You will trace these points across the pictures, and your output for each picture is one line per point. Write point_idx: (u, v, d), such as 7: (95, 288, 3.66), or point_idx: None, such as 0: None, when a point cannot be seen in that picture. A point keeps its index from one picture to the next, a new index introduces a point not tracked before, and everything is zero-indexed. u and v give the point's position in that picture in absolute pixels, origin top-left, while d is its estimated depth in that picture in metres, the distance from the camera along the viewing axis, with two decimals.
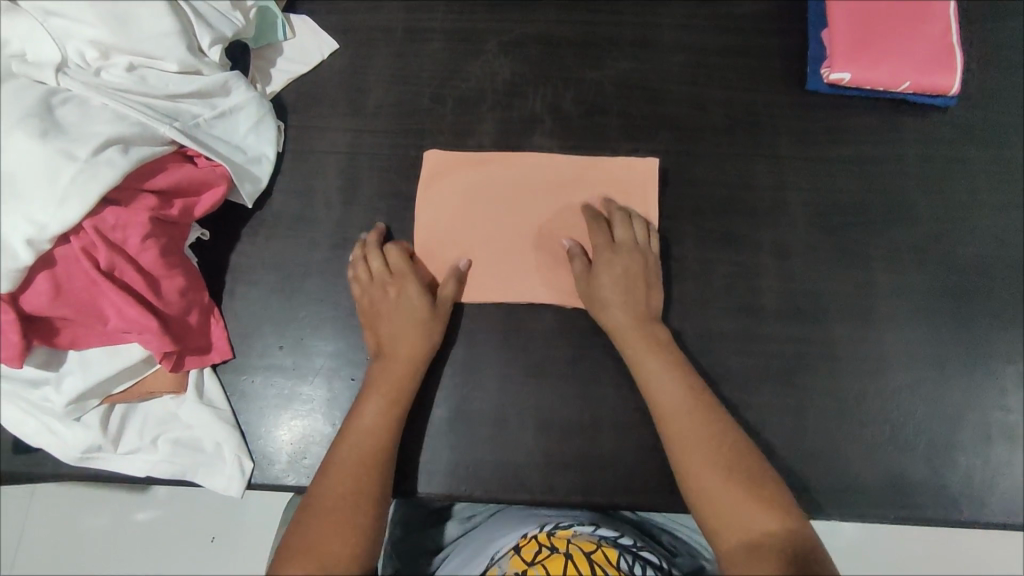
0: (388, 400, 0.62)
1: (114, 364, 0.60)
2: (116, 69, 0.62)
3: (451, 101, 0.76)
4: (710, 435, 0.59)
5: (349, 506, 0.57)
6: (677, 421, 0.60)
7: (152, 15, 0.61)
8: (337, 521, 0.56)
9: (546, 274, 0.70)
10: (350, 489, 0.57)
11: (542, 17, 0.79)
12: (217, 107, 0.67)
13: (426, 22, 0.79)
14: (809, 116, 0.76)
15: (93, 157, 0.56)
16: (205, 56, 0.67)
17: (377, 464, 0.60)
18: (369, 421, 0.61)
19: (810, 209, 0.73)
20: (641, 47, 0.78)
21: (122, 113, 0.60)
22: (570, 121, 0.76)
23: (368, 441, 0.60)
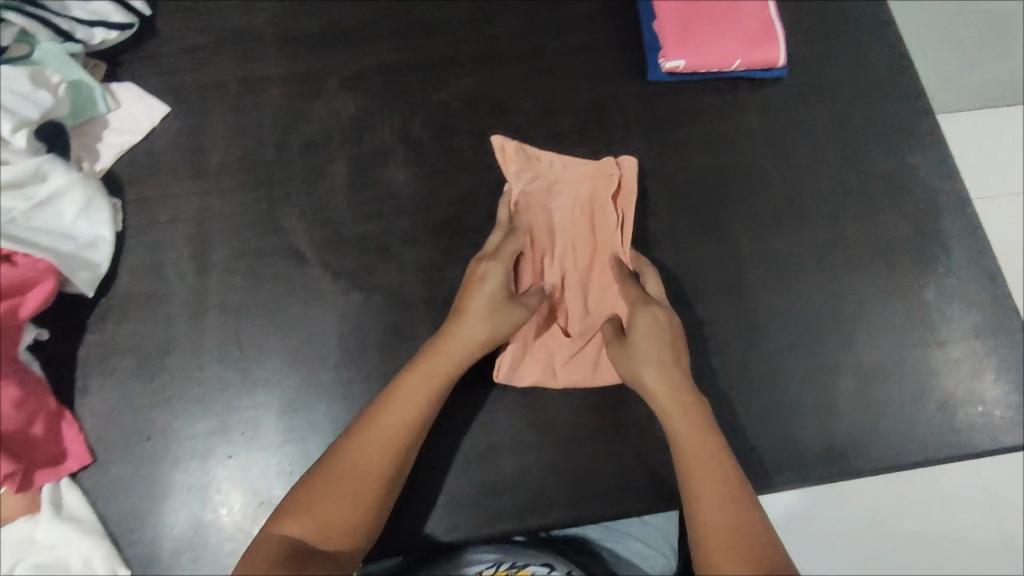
0: (433, 381, 0.61)
1: None
2: None
3: (298, 146, 0.74)
4: (706, 443, 0.59)
5: (355, 481, 0.55)
6: (678, 417, 0.60)
7: None
8: (343, 496, 0.54)
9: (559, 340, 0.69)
10: (366, 474, 0.55)
11: (376, 48, 0.78)
12: (32, 198, 0.62)
13: (260, 72, 0.77)
14: (655, 104, 0.78)
15: None
16: (10, 146, 0.63)
17: (402, 449, 0.58)
18: (414, 396, 0.60)
19: (668, 193, 0.75)
20: (482, 62, 0.78)
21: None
22: (422, 145, 0.74)
23: (402, 428, 0.58)
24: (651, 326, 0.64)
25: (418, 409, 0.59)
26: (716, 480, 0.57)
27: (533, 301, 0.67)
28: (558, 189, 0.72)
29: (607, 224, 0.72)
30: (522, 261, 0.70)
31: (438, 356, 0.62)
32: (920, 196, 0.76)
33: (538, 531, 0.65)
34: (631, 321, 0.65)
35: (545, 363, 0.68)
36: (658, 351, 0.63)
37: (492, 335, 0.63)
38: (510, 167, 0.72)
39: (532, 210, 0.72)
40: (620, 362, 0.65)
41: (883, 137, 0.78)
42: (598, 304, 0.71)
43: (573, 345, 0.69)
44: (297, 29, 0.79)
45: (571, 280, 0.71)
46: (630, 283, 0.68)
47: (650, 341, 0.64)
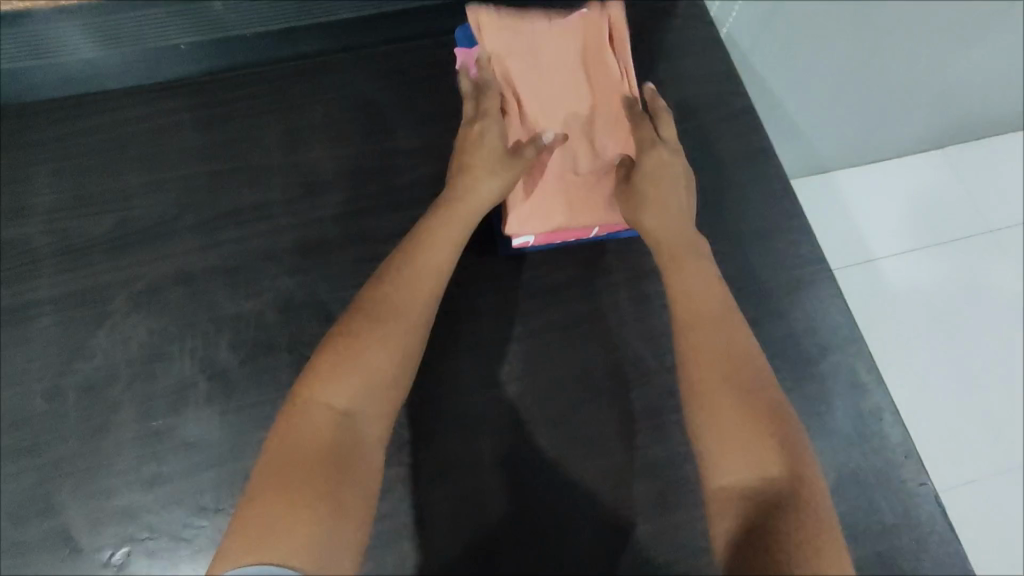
0: (465, 218, 0.57)
1: None
2: None
3: (74, 392, 0.61)
4: (731, 339, 0.49)
5: (381, 330, 0.47)
6: (699, 301, 0.52)
7: None
8: (392, 348, 0.47)
9: (560, 194, 0.61)
10: (409, 316, 0.49)
11: (179, 247, 0.68)
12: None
13: (31, 294, 0.65)
14: (506, 284, 0.67)
15: None
16: None
17: (432, 302, 0.52)
18: (433, 249, 0.54)
19: (526, 398, 0.64)
20: (303, 253, 0.68)
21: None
22: (228, 373, 0.62)
23: (436, 275, 0.53)
24: (657, 159, 0.59)
25: (449, 251, 0.55)
26: (715, 333, 0.49)
27: (531, 155, 0.58)
28: (543, 46, 0.63)
29: (612, 74, 0.64)
30: (508, 107, 0.61)
31: (452, 215, 0.57)
32: (816, 365, 0.66)
33: None
34: (636, 164, 0.59)
35: (555, 201, 0.61)
36: (660, 185, 0.59)
37: (517, 173, 0.58)
38: (484, 27, 0.62)
39: (518, 65, 0.62)
40: (630, 205, 0.59)
41: (770, 297, 0.69)
42: (603, 133, 0.62)
43: (582, 184, 0.62)
44: (83, 235, 0.68)
45: (572, 114, 0.62)
46: (643, 120, 0.61)
47: (655, 176, 0.59)
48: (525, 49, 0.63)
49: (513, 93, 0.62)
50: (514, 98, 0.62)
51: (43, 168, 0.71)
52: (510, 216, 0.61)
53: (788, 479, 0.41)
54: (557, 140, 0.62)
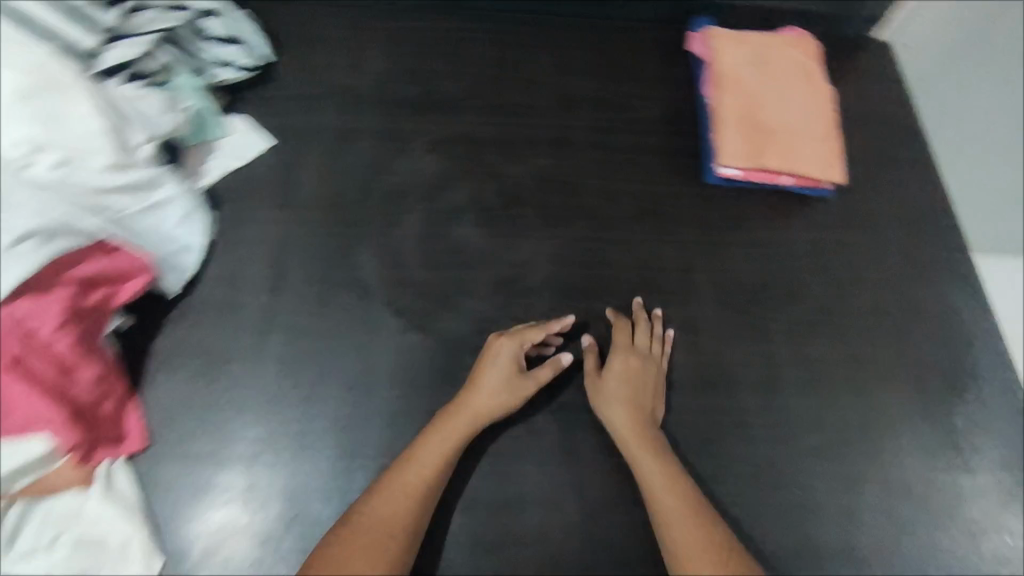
0: (455, 440, 0.64)
1: (10, 463, 0.56)
2: (40, 166, 0.59)
3: (380, 193, 0.81)
4: (704, 535, 0.59)
5: (375, 539, 0.57)
6: (669, 507, 0.62)
7: (81, 111, 0.62)
8: (373, 549, 0.56)
9: (760, 148, 0.84)
10: (387, 533, 0.58)
11: (464, 119, 0.87)
12: (155, 202, 0.69)
13: (356, 124, 0.85)
14: (707, 204, 0.85)
15: (11, 248, 0.56)
16: (136, 152, 0.69)
17: (419, 503, 0.61)
18: (427, 459, 0.63)
19: (712, 289, 0.79)
20: (556, 146, 0.87)
21: (47, 207, 0.59)
22: (492, 210, 0.82)
23: (421, 484, 0.61)
24: (618, 369, 0.71)
25: (438, 469, 0.63)
26: (692, 538, 0.59)
27: (546, 373, 0.69)
28: (759, 58, 0.90)
29: (806, 87, 0.89)
30: (730, 89, 0.88)
31: (452, 420, 0.65)
32: (954, 326, 0.80)
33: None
34: (610, 362, 0.71)
35: (757, 153, 0.84)
36: (630, 391, 0.69)
37: (489, 407, 0.66)
38: (719, 37, 0.91)
39: (740, 65, 0.90)
40: (593, 394, 0.70)
41: (919, 269, 0.83)
42: (798, 120, 0.86)
43: (778, 148, 0.84)
44: (396, 96, 0.88)
45: (775, 104, 0.87)
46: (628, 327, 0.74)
47: (618, 384, 0.70)
48: (747, 58, 0.90)
49: (734, 79, 0.89)
50: (736, 85, 0.88)
51: (374, 45, 0.91)
52: (721, 151, 0.83)
53: None
54: (763, 116, 0.86)
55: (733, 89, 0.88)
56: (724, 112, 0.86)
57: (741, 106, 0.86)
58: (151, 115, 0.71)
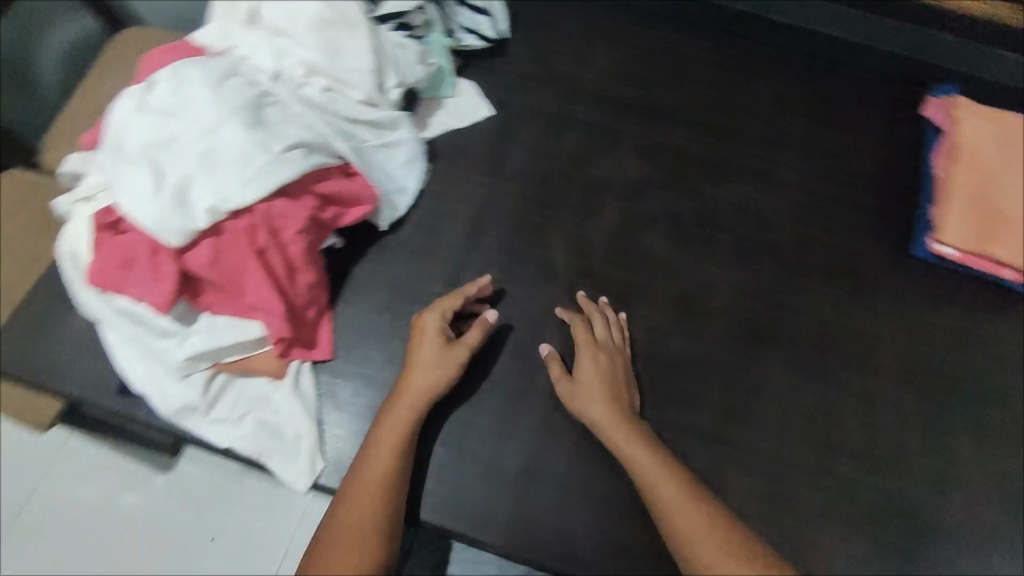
0: (401, 425, 0.63)
1: (233, 336, 0.64)
2: (313, 87, 0.72)
3: (581, 183, 0.83)
4: (706, 520, 0.58)
5: (353, 543, 0.56)
6: (670, 495, 0.59)
7: (358, 50, 0.72)
8: (354, 552, 0.55)
9: (988, 232, 0.78)
10: (356, 539, 0.56)
11: (674, 131, 0.88)
12: (388, 142, 0.76)
13: (571, 112, 0.88)
14: (911, 278, 0.80)
15: (283, 153, 0.63)
16: (386, 93, 0.76)
17: (389, 496, 0.60)
18: (382, 454, 0.61)
19: (898, 365, 0.75)
20: (760, 179, 0.85)
21: (312, 125, 0.69)
22: (685, 226, 0.82)
23: (387, 477, 0.60)
24: (586, 365, 0.67)
25: (394, 453, 0.62)
26: (693, 522, 0.57)
27: (475, 336, 0.67)
28: (1010, 134, 0.83)
29: None
30: (967, 162, 0.82)
31: (399, 400, 0.64)
32: None
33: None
34: (580, 364, 0.68)
35: (983, 236, 0.78)
36: (592, 386, 0.66)
37: (430, 387, 0.64)
38: (967, 104, 0.85)
39: (985, 138, 0.83)
40: (572, 397, 0.66)
41: None
42: None
43: (1010, 235, 0.78)
44: (614, 94, 0.90)
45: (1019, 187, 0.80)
46: (584, 323, 0.71)
47: (594, 378, 0.67)
48: (996, 131, 0.83)
49: (975, 152, 0.82)
50: (975, 159, 0.82)
51: (603, 42, 0.93)
52: (940, 226, 0.79)
53: None
54: (1001, 198, 0.80)
55: (972, 162, 0.82)
56: (957, 185, 0.80)
57: (976, 183, 0.80)
58: (406, 61, 0.77)
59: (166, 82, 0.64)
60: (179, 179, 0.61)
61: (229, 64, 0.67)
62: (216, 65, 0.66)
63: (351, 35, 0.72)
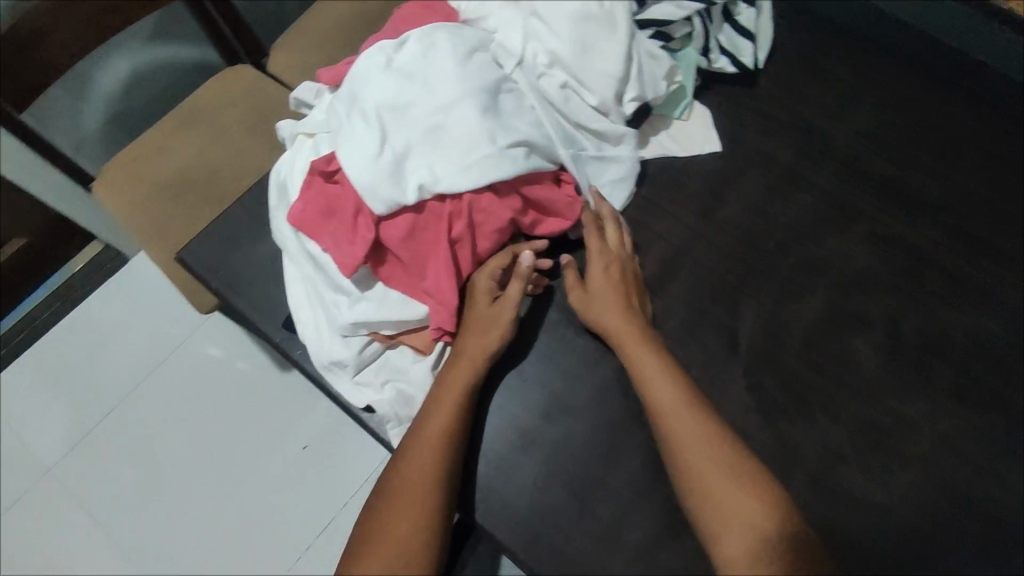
0: (458, 379, 0.62)
1: (399, 312, 0.63)
2: (551, 80, 0.68)
3: (795, 257, 0.73)
4: (699, 431, 0.58)
5: (409, 505, 0.57)
6: (667, 402, 0.60)
7: (607, 56, 0.69)
8: (410, 512, 0.56)
9: None
10: (416, 488, 0.57)
11: (924, 230, 0.75)
12: (607, 156, 0.70)
13: (808, 174, 0.78)
14: None
15: (506, 148, 0.60)
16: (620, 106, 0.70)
17: (445, 456, 0.59)
18: (439, 412, 0.61)
19: None
20: (1015, 317, 0.71)
21: (540, 121, 0.65)
22: (904, 344, 0.70)
23: (441, 436, 0.60)
24: (600, 277, 0.66)
25: (454, 406, 0.61)
26: (687, 434, 0.58)
27: (519, 293, 0.63)
28: None
29: None
30: None
31: (453, 366, 0.62)
32: None
33: None
34: (593, 273, 0.66)
35: None
36: (607, 298, 0.65)
37: (483, 344, 0.63)
38: None
39: None
40: (586, 301, 0.66)
41: None
42: None
43: None
44: (863, 166, 0.78)
45: None
46: (596, 230, 0.67)
47: (607, 290, 0.66)
48: None
49: None
50: None
51: (869, 102, 0.82)
52: None
53: (786, 527, 0.54)
54: None
55: None
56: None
57: None
58: (651, 76, 0.72)
59: (416, 42, 0.63)
60: (401, 148, 0.59)
61: (479, 37, 0.66)
62: (466, 38, 0.65)
63: (606, 40, 0.69)
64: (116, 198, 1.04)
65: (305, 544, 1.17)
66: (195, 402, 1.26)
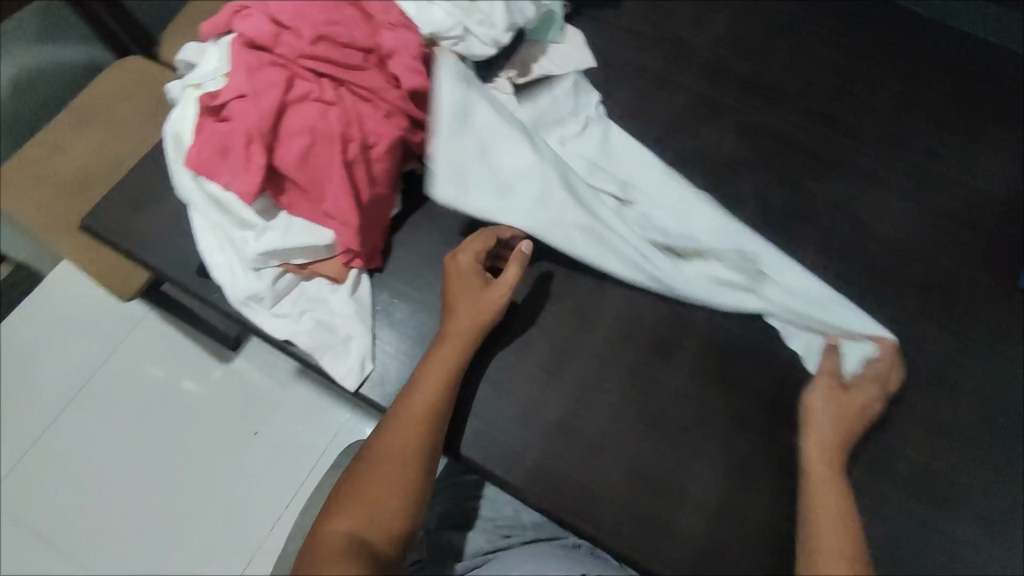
0: (448, 373, 0.64)
1: (305, 238, 0.66)
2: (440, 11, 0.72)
3: (671, 152, 0.80)
4: (842, 527, 0.57)
5: (391, 471, 0.60)
6: (828, 498, 0.59)
7: None
8: (388, 477, 0.60)
9: None
10: (399, 455, 0.61)
11: (784, 115, 0.82)
12: (806, 299, 0.70)
13: (676, 78, 0.84)
14: (1016, 311, 0.73)
15: (467, 119, 0.68)
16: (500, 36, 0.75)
17: (428, 429, 0.62)
18: (427, 387, 0.63)
19: (984, 400, 0.69)
20: (867, 179, 0.79)
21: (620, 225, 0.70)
22: (773, 214, 0.78)
23: (427, 412, 0.62)
24: (866, 395, 0.64)
25: (439, 386, 0.63)
26: (834, 528, 0.57)
27: (513, 275, 0.66)
28: None
29: None
30: None
31: (440, 342, 0.65)
32: None
33: None
34: (852, 387, 0.65)
35: None
36: (851, 412, 0.63)
37: (478, 318, 0.66)
38: None
39: None
40: (836, 404, 0.63)
41: None
42: None
43: None
44: (725, 66, 0.85)
45: None
46: (880, 385, 0.66)
47: (850, 408, 0.63)
48: None
49: None
50: None
51: (725, 9, 0.89)
52: None
53: None
54: None
55: None
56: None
57: None
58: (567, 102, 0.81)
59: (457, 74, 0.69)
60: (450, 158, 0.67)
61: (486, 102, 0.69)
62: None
63: None
64: (12, 199, 1.02)
65: (267, 524, 1.16)
66: (135, 404, 1.23)
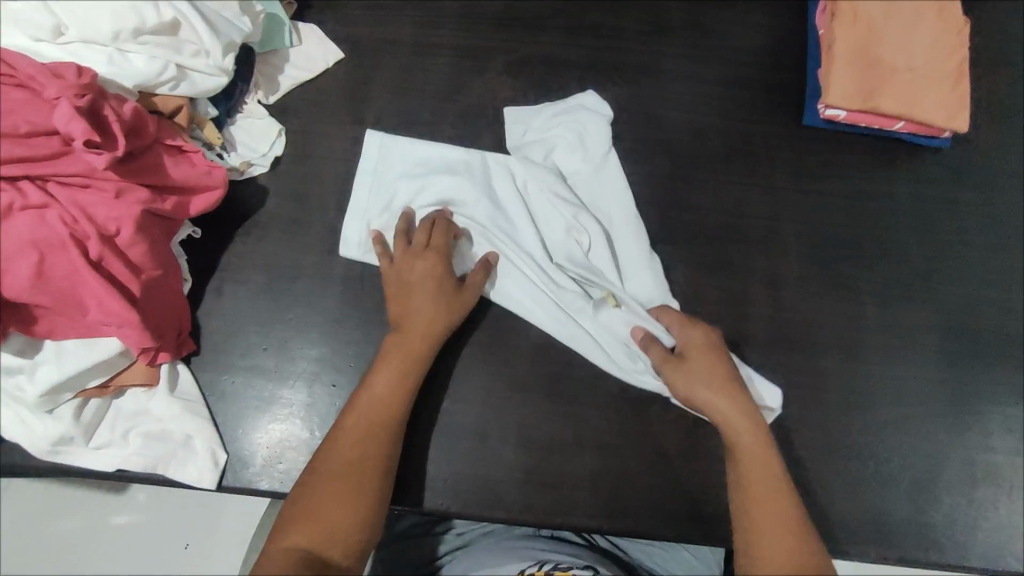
0: (402, 381, 0.61)
1: (89, 358, 0.59)
2: (136, 57, 0.61)
3: (452, 115, 0.77)
4: (774, 506, 0.56)
5: (348, 481, 0.56)
6: (754, 479, 0.58)
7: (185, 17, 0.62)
8: (342, 489, 0.55)
9: (889, 84, 0.75)
10: (353, 467, 0.56)
11: (547, 39, 0.81)
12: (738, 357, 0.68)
13: (433, 37, 0.80)
14: (803, 151, 0.78)
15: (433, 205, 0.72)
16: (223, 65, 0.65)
17: (386, 439, 0.59)
18: (388, 395, 0.60)
19: (802, 241, 0.74)
20: (643, 74, 0.80)
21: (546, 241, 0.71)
22: None
23: (389, 421, 0.60)
24: (697, 352, 0.64)
25: (394, 389, 0.61)
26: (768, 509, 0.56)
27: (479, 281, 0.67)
28: None
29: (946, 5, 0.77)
30: (843, 14, 0.77)
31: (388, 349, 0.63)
32: None
33: (607, 532, 0.64)
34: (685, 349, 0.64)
35: (874, 89, 0.75)
36: (706, 378, 0.62)
37: (434, 328, 0.63)
38: None
39: None
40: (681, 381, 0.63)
41: None
42: (927, 51, 0.76)
43: (901, 81, 0.75)
44: (476, 6, 0.81)
45: (902, 28, 0.77)
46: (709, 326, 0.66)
47: (702, 368, 0.63)
48: None
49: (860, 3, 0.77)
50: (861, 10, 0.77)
51: None
52: (834, 88, 0.75)
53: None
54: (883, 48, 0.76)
55: (853, 15, 0.77)
56: (837, 44, 0.76)
57: (857, 37, 0.76)
58: (538, 117, 0.76)
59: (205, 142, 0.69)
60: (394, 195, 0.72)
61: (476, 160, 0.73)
62: None
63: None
64: None
65: None
66: None
